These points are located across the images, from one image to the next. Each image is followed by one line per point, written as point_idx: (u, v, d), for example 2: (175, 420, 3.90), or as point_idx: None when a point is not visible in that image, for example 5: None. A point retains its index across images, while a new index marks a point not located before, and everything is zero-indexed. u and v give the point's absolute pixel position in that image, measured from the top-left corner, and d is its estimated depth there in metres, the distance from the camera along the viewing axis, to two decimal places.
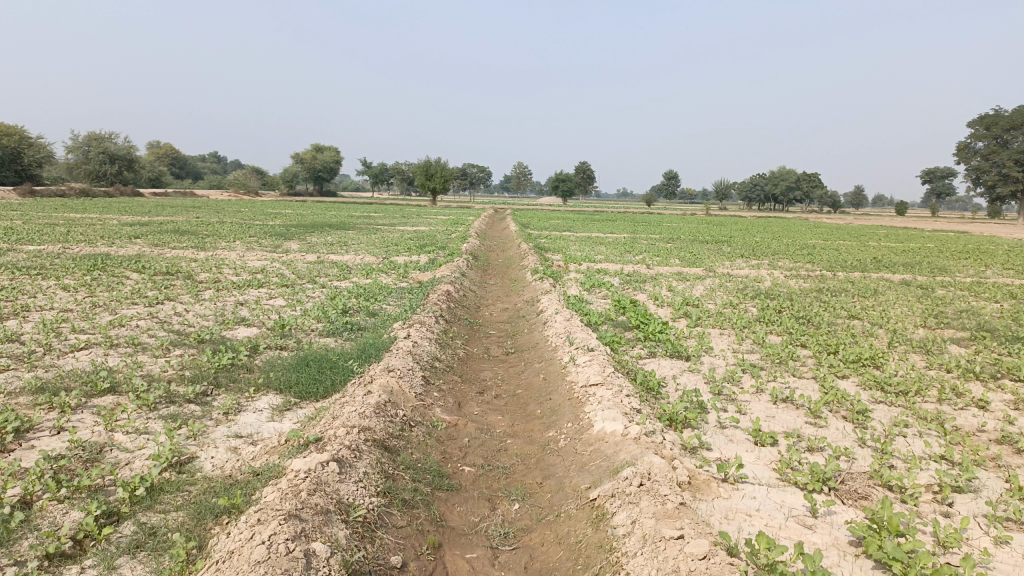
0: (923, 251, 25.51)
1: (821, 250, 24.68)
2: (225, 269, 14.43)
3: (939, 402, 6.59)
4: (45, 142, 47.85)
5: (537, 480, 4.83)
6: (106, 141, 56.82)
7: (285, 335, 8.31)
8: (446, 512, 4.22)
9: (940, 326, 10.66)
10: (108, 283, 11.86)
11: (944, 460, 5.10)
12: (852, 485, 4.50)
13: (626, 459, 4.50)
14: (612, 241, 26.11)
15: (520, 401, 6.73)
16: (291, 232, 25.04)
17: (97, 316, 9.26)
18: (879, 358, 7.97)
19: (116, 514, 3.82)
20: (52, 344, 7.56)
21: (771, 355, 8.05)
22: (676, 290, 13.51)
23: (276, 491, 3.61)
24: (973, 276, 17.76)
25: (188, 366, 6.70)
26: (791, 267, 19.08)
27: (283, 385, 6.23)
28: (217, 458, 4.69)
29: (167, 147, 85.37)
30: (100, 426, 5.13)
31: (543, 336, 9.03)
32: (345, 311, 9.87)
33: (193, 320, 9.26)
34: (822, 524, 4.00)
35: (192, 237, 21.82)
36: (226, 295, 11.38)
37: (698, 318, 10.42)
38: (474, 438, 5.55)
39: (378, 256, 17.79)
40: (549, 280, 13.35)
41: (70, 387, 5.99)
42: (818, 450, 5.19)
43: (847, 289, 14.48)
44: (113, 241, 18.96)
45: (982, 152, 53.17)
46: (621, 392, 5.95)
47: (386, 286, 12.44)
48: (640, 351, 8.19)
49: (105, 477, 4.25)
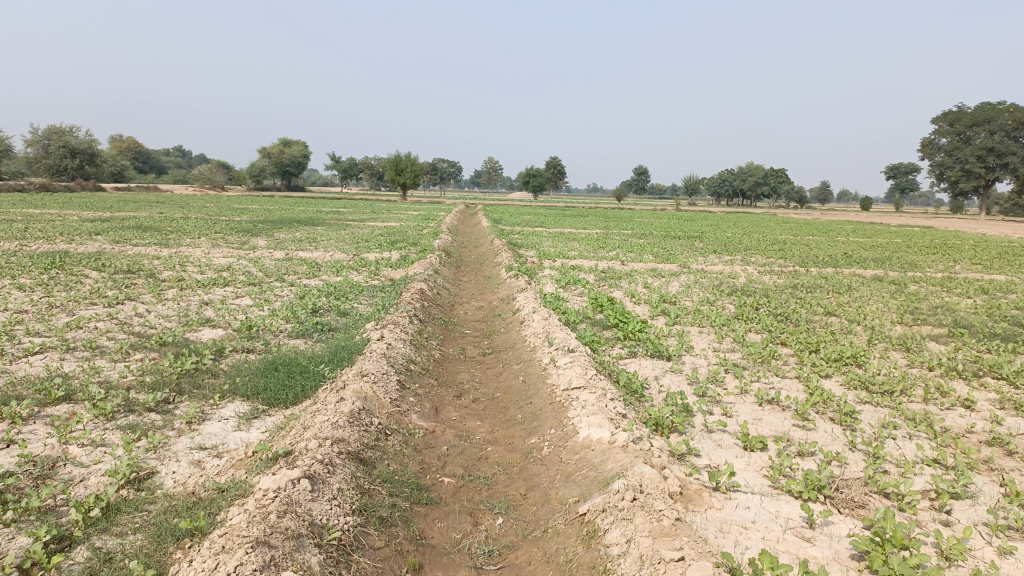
0: (891, 247, 25.69)
1: (792, 245, 24.80)
2: (189, 267, 13.97)
3: (925, 402, 6.49)
4: (2, 135, 46.79)
5: (520, 492, 4.60)
6: (67, 135, 55.48)
7: (253, 337, 7.97)
8: (426, 529, 3.98)
9: (917, 322, 10.61)
10: (66, 283, 11.38)
11: (937, 464, 4.96)
12: (848, 493, 4.35)
13: (615, 469, 4.29)
14: (584, 237, 25.95)
15: (499, 405, 6.49)
16: (259, 228, 24.49)
17: (54, 318, 8.83)
18: (861, 356, 7.85)
19: (68, 538, 3.52)
20: (4, 348, 7.16)
21: (753, 354, 7.90)
22: (652, 287, 13.34)
23: (243, 513, 3.34)
24: (943, 272, 17.84)
25: (149, 371, 6.36)
26: (765, 262, 19.01)
27: (250, 392, 5.93)
28: (179, 473, 4.39)
29: (130, 142, 83.80)
30: (52, 438, 4.80)
31: (521, 336, 8.80)
32: (315, 311, 9.55)
33: (156, 321, 8.88)
34: (821, 536, 3.83)
35: (156, 233, 21.26)
36: (191, 294, 10.99)
37: (677, 315, 10.26)
38: (453, 446, 5.30)
39: (349, 253, 17.42)
40: (524, 276, 13.10)
41: (22, 395, 5.62)
42: (809, 455, 5.02)
43: (822, 285, 14.46)
44: (72, 238, 18.36)
45: (945, 148, 53.93)
46: (605, 396, 5.73)
47: (357, 284, 12.10)
48: (620, 352, 7.98)
49: (57, 497, 3.93)
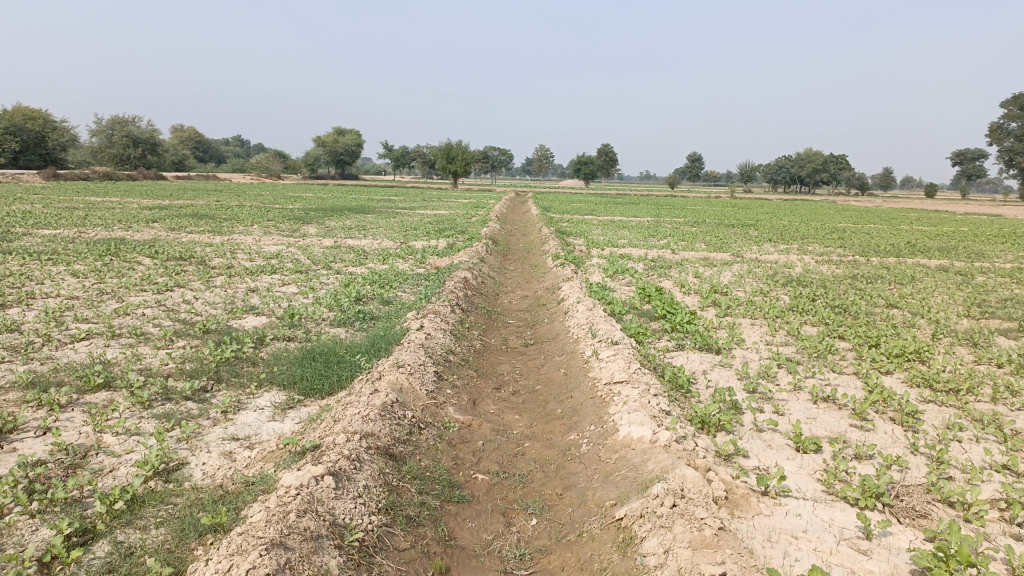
0: (958, 235, 24.62)
1: (852, 234, 23.91)
2: (239, 255, 14.09)
3: (994, 402, 6.07)
4: (68, 125, 48.40)
5: (557, 491, 4.41)
6: (130, 126, 56.91)
7: (294, 325, 7.93)
8: (456, 529, 3.82)
9: (985, 316, 10.06)
10: (119, 269, 11.55)
11: (1007, 470, 4.61)
12: (909, 502, 4.05)
13: (656, 471, 4.07)
14: (635, 224, 25.54)
15: (539, 398, 6.30)
16: (311, 216, 24.69)
17: (103, 304, 8.93)
18: (924, 352, 7.42)
19: (91, 531, 3.45)
20: (52, 334, 7.23)
21: (808, 349, 7.54)
22: (703, 277, 12.96)
23: (264, 510, 3.23)
24: (1013, 262, 16.98)
25: (190, 359, 6.33)
26: (823, 252, 18.34)
27: (287, 381, 5.85)
28: (209, 464, 4.31)
29: (191, 132, 85.84)
30: (88, 427, 4.77)
31: (564, 327, 8.59)
32: (358, 299, 9.48)
33: (201, 308, 8.92)
34: (879, 549, 3.55)
35: (210, 220, 21.60)
36: (239, 281, 11.05)
37: (728, 306, 9.90)
38: (489, 441, 5.13)
39: (397, 241, 17.38)
40: (571, 266, 12.85)
41: (63, 382, 5.64)
42: (867, 459, 4.71)
43: (884, 275, 13.87)
44: (129, 225, 18.75)
45: (1015, 133, 51.54)
46: (648, 391, 5.49)
47: (402, 272, 12.00)
48: (667, 344, 7.71)
49: (84, 488, 3.88)
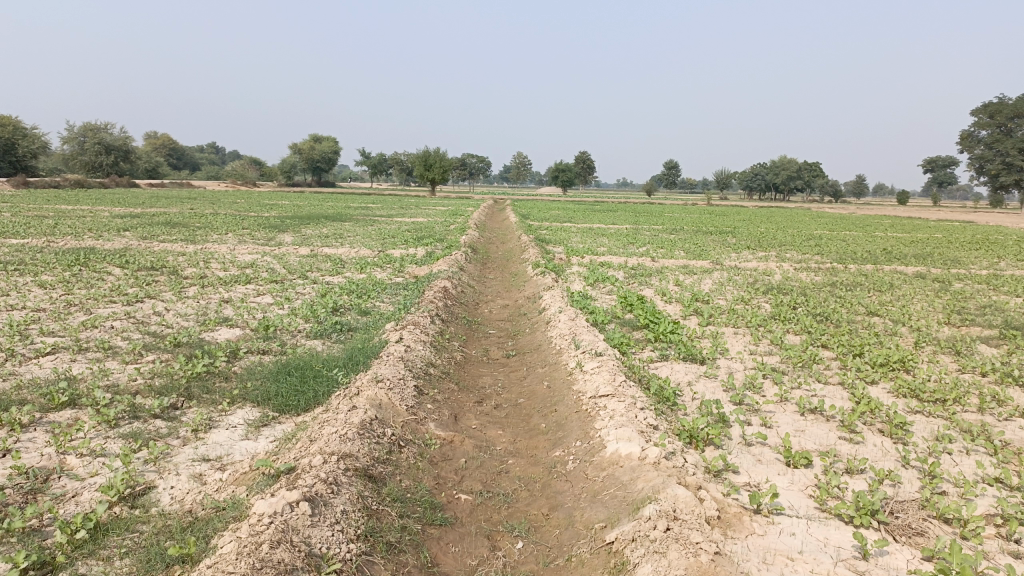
0: (933, 242, 24.88)
1: (829, 241, 24.03)
2: (212, 264, 13.78)
3: (981, 412, 6.00)
4: (38, 133, 47.64)
5: (542, 511, 4.25)
6: (102, 132, 56.03)
7: (269, 337, 7.71)
8: (438, 555, 3.65)
9: (965, 323, 10.05)
10: (88, 280, 11.23)
11: (1000, 483, 4.52)
12: (905, 519, 3.95)
13: (646, 490, 3.93)
14: (614, 232, 25.53)
15: (522, 412, 6.14)
16: (287, 224, 24.37)
17: (70, 317, 8.64)
18: (909, 361, 7.36)
19: (50, 564, 3.24)
20: (15, 348, 6.95)
21: (792, 358, 7.44)
22: (684, 284, 12.88)
23: (234, 541, 3.04)
24: (988, 269, 17.13)
25: (159, 374, 6.09)
26: (800, 259, 18.38)
27: (260, 398, 5.64)
28: (178, 488, 4.10)
29: (165, 139, 84.81)
30: (50, 448, 4.54)
31: (547, 337, 8.44)
32: (335, 309, 9.28)
33: (172, 320, 8.66)
34: (877, 570, 3.43)
35: (183, 229, 21.21)
36: (212, 292, 10.78)
37: (710, 315, 9.81)
38: (472, 458, 4.96)
39: (374, 250, 17.18)
40: (551, 274, 12.72)
41: (25, 399, 5.39)
42: (859, 473, 4.61)
43: (862, 282, 13.90)
44: (100, 234, 18.33)
45: (985, 141, 52.37)
46: (634, 405, 5.36)
47: (380, 282, 11.78)
48: (651, 354, 7.59)
49: (43, 516, 3.65)
